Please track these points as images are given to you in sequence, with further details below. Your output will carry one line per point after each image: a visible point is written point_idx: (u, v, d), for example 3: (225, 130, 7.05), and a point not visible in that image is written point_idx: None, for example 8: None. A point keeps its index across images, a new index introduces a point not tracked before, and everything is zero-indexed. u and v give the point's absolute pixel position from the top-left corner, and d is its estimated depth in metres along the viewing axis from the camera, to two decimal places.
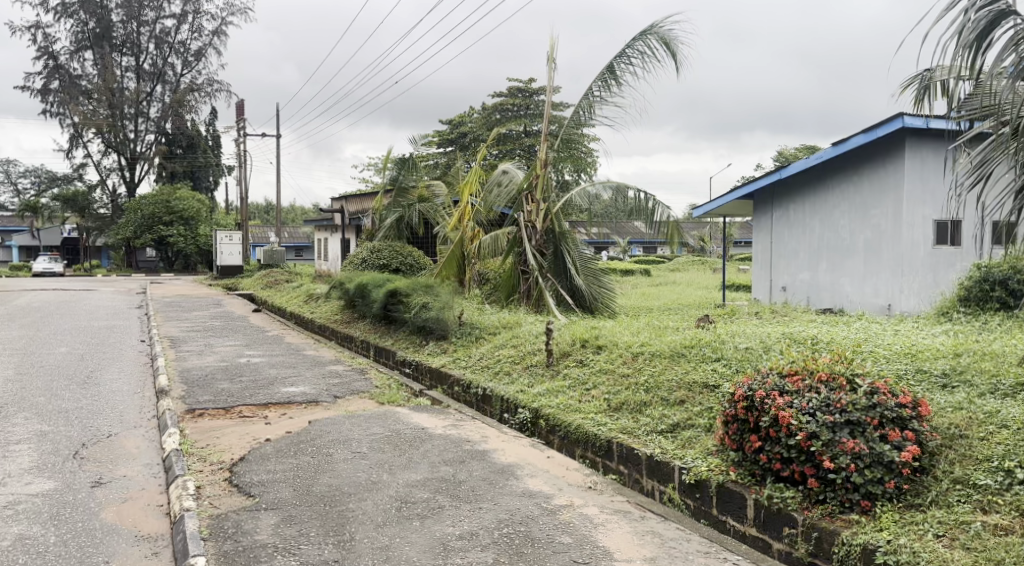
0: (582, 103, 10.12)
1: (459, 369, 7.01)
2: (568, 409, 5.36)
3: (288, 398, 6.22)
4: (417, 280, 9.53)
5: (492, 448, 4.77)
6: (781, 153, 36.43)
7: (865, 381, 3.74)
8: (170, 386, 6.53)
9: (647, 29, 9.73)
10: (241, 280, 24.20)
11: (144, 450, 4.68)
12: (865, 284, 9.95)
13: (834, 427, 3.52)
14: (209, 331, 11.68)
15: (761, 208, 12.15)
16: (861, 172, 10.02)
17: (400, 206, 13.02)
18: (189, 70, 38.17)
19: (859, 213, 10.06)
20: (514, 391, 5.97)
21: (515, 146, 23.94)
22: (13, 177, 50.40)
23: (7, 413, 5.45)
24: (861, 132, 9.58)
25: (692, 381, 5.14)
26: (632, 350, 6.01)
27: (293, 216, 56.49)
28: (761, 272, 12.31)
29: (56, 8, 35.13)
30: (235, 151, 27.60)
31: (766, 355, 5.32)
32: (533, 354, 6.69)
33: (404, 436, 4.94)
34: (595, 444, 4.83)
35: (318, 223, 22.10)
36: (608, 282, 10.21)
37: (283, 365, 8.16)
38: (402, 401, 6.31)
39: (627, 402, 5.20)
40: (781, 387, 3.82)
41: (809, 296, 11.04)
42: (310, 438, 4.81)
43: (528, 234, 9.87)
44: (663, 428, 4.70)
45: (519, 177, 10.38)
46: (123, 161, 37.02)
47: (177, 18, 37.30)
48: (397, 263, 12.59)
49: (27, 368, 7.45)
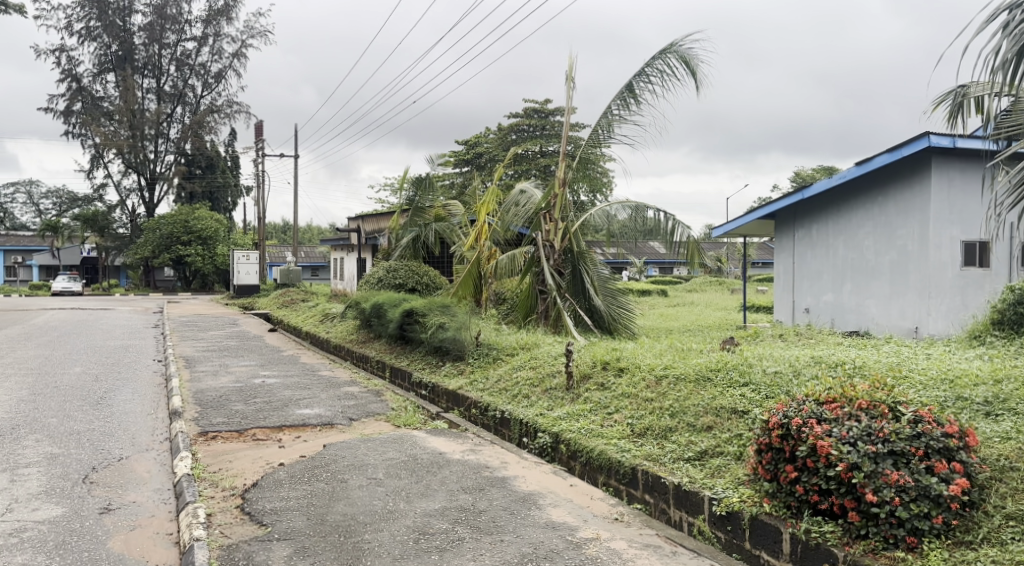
0: (601, 122, 10.06)
1: (476, 391, 6.85)
2: (590, 434, 5.18)
3: (303, 421, 6.09)
4: (433, 300, 9.41)
5: (512, 474, 4.61)
6: (799, 173, 36.27)
7: (908, 409, 3.57)
8: (184, 408, 6.44)
9: (666, 48, 9.66)
10: (258, 300, 24.24)
11: (155, 475, 4.56)
12: (891, 306, 9.71)
13: (877, 458, 3.36)
14: (225, 350, 11.63)
15: (782, 228, 11.96)
16: (886, 192, 9.81)
17: (416, 225, 12.74)
18: (209, 91, 38.69)
19: (884, 233, 9.85)
20: (534, 415, 5.80)
21: (532, 166, 23.95)
22: (35, 199, 51.27)
23: (19, 435, 5.36)
24: (885, 151, 9.39)
25: (719, 406, 4.95)
26: (656, 373, 5.81)
27: (310, 237, 56.86)
28: (783, 293, 12.07)
29: (80, 32, 35.82)
30: (254, 172, 27.86)
31: (797, 380, 5.13)
32: (551, 376, 6.51)
33: (421, 462, 4.78)
34: (619, 471, 4.67)
35: (335, 242, 22.17)
36: (627, 303, 10.06)
37: (298, 386, 8.03)
38: (418, 424, 6.17)
39: (651, 427, 5.02)
40: (818, 415, 3.66)
41: (833, 318, 10.80)
42: (326, 463, 4.67)
43: (547, 252, 9.76)
44: (690, 456, 4.52)
45: (537, 196, 10.25)
46: (143, 182, 37.43)
47: (198, 40, 37.91)
48: (414, 283, 12.64)
49: (42, 388, 7.38)
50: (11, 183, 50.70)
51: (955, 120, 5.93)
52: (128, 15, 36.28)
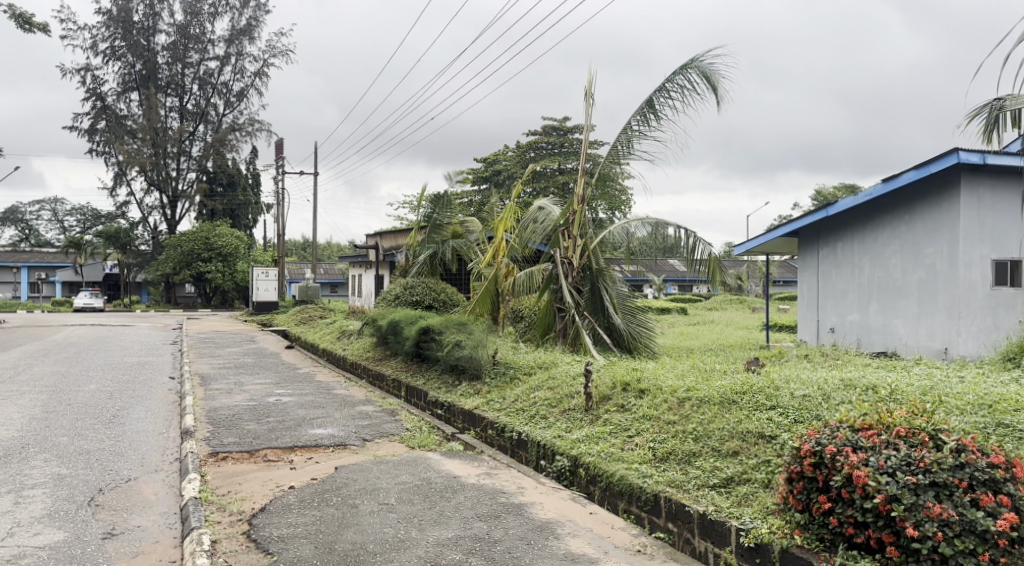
0: (621, 138, 9.95)
1: (493, 411, 6.69)
2: (610, 458, 5.00)
3: (315, 441, 5.96)
4: (449, 317, 9.28)
5: (529, 500, 4.43)
6: (820, 191, 35.94)
7: (950, 437, 3.37)
8: (195, 427, 6.33)
9: (687, 63, 9.54)
10: (276, 316, 24.28)
11: (162, 498, 4.44)
12: (919, 326, 9.42)
13: (917, 489, 3.19)
14: (241, 368, 11.57)
15: (806, 246, 11.70)
16: (913, 210, 9.56)
17: (433, 243, 12.37)
18: (231, 110, 39.19)
19: (911, 251, 9.58)
20: (552, 436, 5.62)
21: (550, 185, 23.92)
22: (59, 216, 52.03)
23: (27, 454, 5.27)
24: (912, 169, 9.16)
25: (745, 430, 4.76)
26: (679, 395, 5.59)
27: (329, 253, 57.26)
28: (806, 313, 11.77)
29: (106, 52, 36.45)
30: (274, 189, 28.08)
31: (828, 405, 4.92)
32: (570, 397, 6.32)
33: (434, 486, 4.62)
34: (641, 498, 4.50)
35: (353, 259, 22.19)
36: (647, 321, 9.88)
37: (312, 405, 7.90)
38: (433, 445, 6.01)
39: (674, 452, 4.84)
40: (854, 442, 3.50)
41: (859, 339, 10.51)
42: (337, 487, 4.52)
43: (565, 270, 9.54)
44: (716, 483, 4.36)
45: (555, 213, 10.10)
46: (165, 200, 37.93)
47: (221, 60, 38.48)
48: (431, 300, 12.97)
49: (55, 405, 7.33)
50: (36, 200, 51.47)
51: (989, 135, 5.98)
52: (152, 35, 36.93)
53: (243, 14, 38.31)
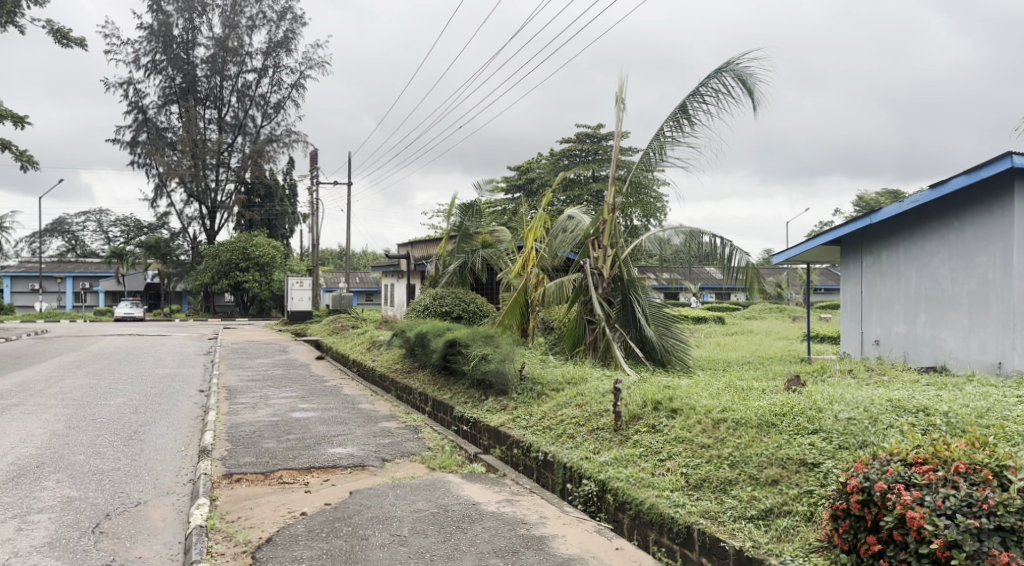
0: (653, 145, 9.63)
1: (519, 429, 6.42)
2: (640, 484, 4.69)
3: (333, 461, 5.77)
4: (477, 329, 9.04)
5: (551, 533, 4.17)
6: (862, 198, 35.08)
7: (1017, 476, 3.05)
8: (214, 446, 6.19)
9: (722, 66, 9.20)
10: (310, 326, 24.34)
11: (169, 525, 4.27)
12: (971, 340, 8.90)
13: (980, 535, 2.89)
14: (269, 380, 11.49)
15: (849, 254, 11.21)
16: (963, 217, 9.06)
17: (463, 251, 12.56)
18: (269, 121, 39.75)
19: (961, 260, 9.07)
20: (579, 458, 5.33)
21: (583, 193, 23.72)
22: (104, 227, 53.33)
23: (42, 474, 5.17)
24: (962, 174, 8.68)
25: (786, 456, 4.43)
26: (713, 416, 5.26)
27: (363, 262, 57.80)
28: (849, 324, 11.26)
29: (148, 66, 37.22)
30: (309, 199, 28.36)
31: (877, 429, 4.56)
32: (599, 415, 6.03)
33: (451, 515, 4.37)
34: (673, 529, 4.19)
35: (386, 269, 22.21)
36: (681, 333, 9.48)
37: (335, 422, 7.71)
38: (454, 466, 5.78)
39: (709, 479, 4.52)
40: (907, 479, 3.17)
41: (906, 352, 9.98)
42: (349, 514, 4.31)
43: (595, 281, 9.31)
44: (753, 514, 4.05)
45: (585, 222, 9.85)
46: (204, 210, 38.58)
47: (259, 72, 39.07)
48: (459, 311, 12.10)
49: (78, 421, 7.27)
50: (82, 211, 52.68)
51: None
52: (192, 49, 37.63)
53: (280, 26, 38.83)
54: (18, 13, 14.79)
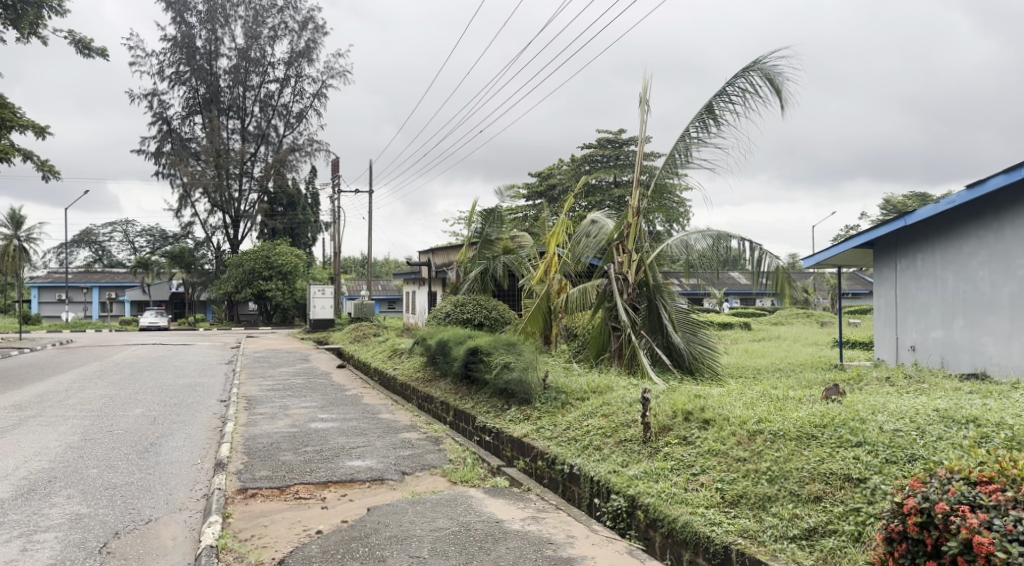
0: (678, 145, 9.35)
1: (543, 440, 6.16)
2: (673, 499, 4.42)
3: (352, 475, 5.57)
4: (500, 337, 8.83)
5: (580, 554, 3.92)
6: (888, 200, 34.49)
7: None
8: (229, 459, 6.02)
9: (749, 64, 8.92)
10: (330, 334, 24.25)
11: (179, 544, 4.10)
12: (1013, 346, 8.50)
13: None
14: (289, 389, 11.34)
15: (883, 258, 10.81)
16: (1002, 217, 8.68)
17: (484, 258, 12.39)
18: (291, 131, 40.02)
19: (1001, 262, 8.69)
20: (607, 471, 5.07)
21: (605, 198, 23.46)
22: (131, 237, 53.91)
23: (52, 490, 5.04)
24: (1001, 173, 8.29)
25: (828, 471, 4.14)
26: (749, 427, 4.97)
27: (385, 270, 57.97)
28: (884, 329, 10.84)
29: (172, 77, 37.60)
30: (330, 208, 28.45)
31: (926, 443, 4.27)
32: (626, 427, 5.76)
33: (473, 534, 4.14)
34: (708, 548, 3.93)
35: (407, 276, 22.10)
36: (709, 339, 9.15)
37: (354, 433, 7.51)
38: (476, 480, 5.55)
39: (746, 495, 4.24)
40: (971, 499, 2.89)
41: (943, 358, 9.58)
42: (364, 534, 4.09)
43: (619, 286, 9.04)
44: (796, 534, 3.77)
45: (609, 227, 9.51)
46: (228, 220, 38.87)
47: (281, 82, 39.33)
48: (481, 318, 11.87)
49: (95, 433, 7.15)
50: (109, 222, 53.38)
51: None
52: (214, 59, 37.94)
53: (301, 36, 39.10)
54: (41, 25, 14.89)
